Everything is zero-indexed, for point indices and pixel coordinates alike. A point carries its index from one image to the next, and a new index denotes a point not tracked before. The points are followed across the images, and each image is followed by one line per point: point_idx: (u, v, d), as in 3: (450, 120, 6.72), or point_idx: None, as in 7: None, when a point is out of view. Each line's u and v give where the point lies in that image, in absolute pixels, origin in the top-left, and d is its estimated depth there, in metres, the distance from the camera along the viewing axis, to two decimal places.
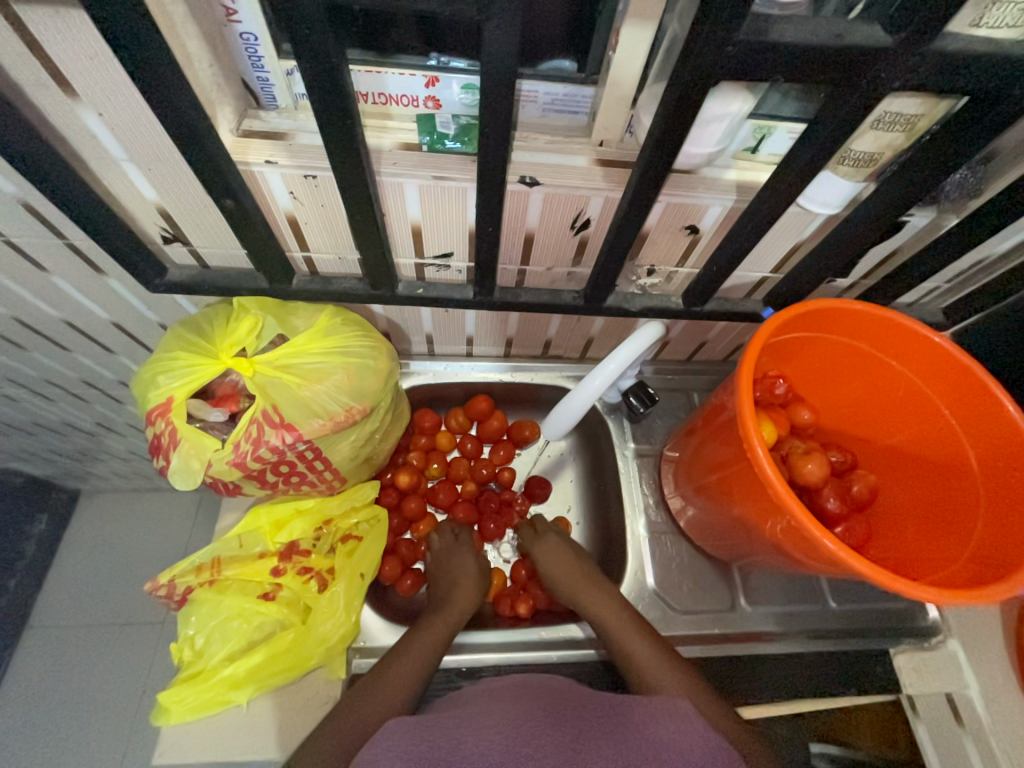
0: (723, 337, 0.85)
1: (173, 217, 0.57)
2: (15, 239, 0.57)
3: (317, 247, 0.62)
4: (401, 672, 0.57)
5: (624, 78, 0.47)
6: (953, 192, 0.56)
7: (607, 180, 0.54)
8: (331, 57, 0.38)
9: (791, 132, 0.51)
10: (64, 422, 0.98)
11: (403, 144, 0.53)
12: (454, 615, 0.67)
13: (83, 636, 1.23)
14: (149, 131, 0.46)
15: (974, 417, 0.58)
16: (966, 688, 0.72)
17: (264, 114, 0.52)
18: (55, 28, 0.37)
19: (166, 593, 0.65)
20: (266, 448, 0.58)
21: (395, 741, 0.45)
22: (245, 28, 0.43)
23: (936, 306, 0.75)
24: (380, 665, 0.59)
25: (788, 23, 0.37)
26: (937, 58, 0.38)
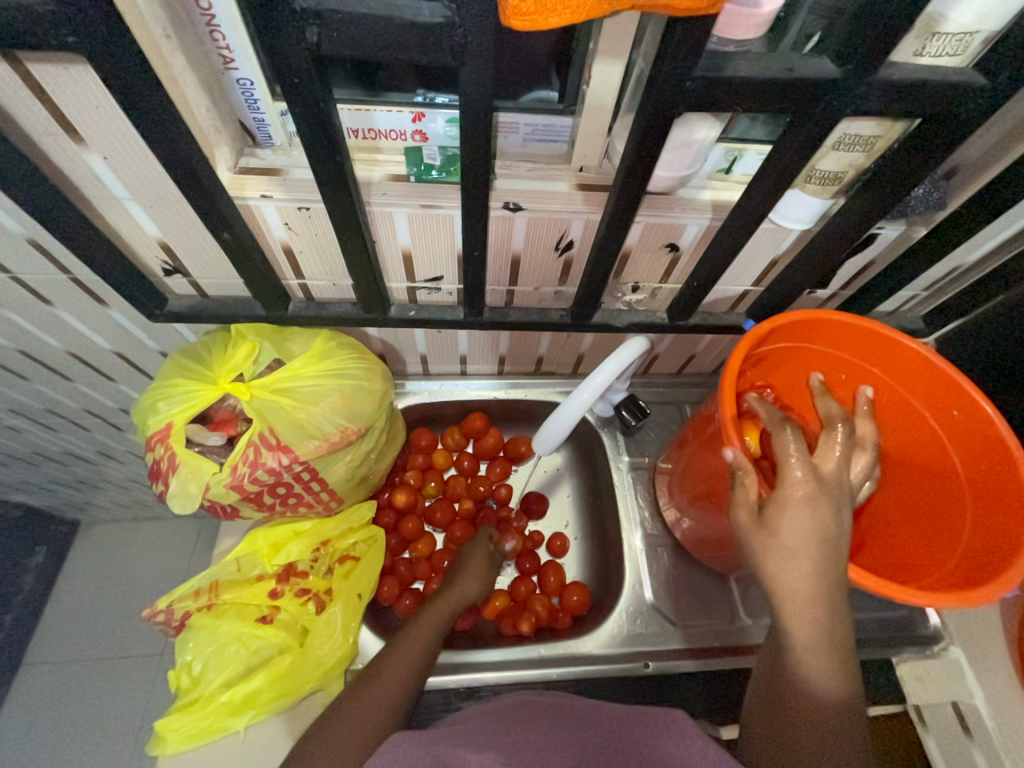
0: (710, 350, 0.87)
1: (173, 250, 0.59)
2: (22, 275, 0.60)
3: (312, 274, 0.65)
4: (393, 666, 0.59)
5: (598, 110, 0.50)
6: (919, 207, 0.58)
7: (588, 204, 0.57)
8: (320, 100, 0.40)
9: (759, 153, 0.54)
10: (65, 450, 1.00)
11: (391, 175, 0.56)
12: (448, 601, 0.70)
13: (81, 668, 1.22)
14: (150, 171, 0.49)
15: (955, 420, 0.59)
16: (972, 697, 0.71)
17: (260, 151, 0.55)
18: (64, 82, 0.40)
19: (164, 619, 0.65)
20: (263, 470, 0.59)
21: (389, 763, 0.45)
22: (241, 74, 0.46)
23: (915, 314, 0.77)
24: (376, 660, 0.60)
25: (743, 59, 0.40)
26: (885, 86, 0.41)
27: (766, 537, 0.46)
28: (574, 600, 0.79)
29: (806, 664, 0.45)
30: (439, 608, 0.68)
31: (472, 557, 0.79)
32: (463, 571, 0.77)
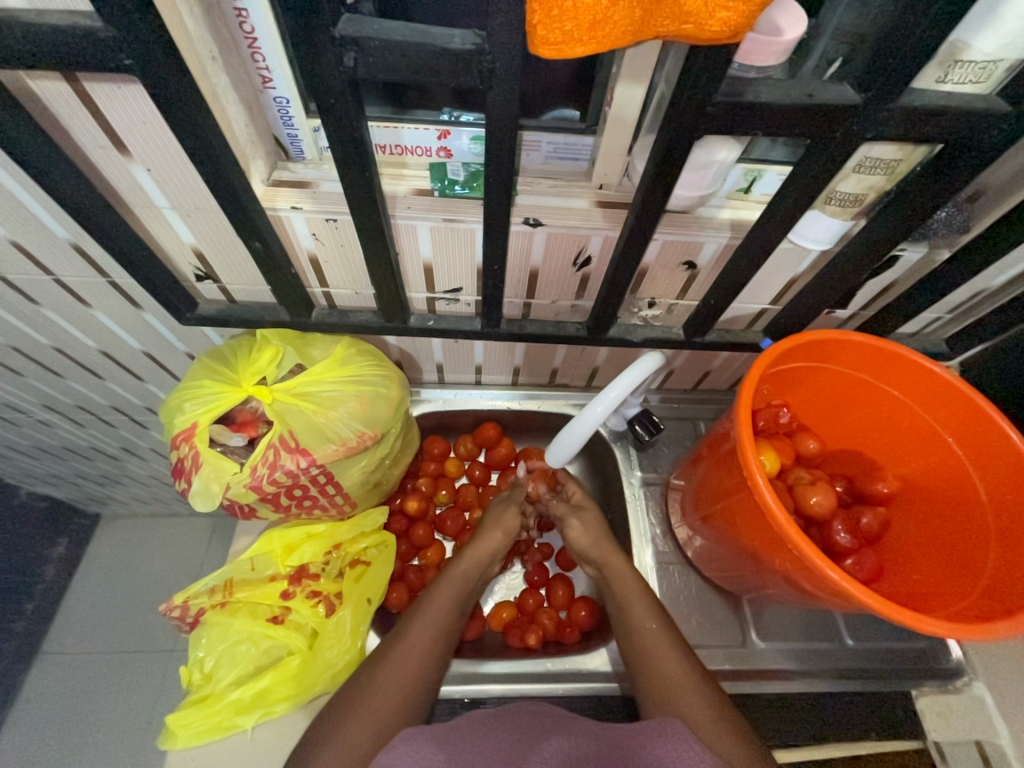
0: (726, 367, 0.87)
1: (206, 257, 0.62)
2: (64, 278, 0.63)
3: (335, 283, 0.67)
4: (407, 659, 0.58)
5: (619, 130, 0.51)
6: (943, 229, 0.57)
7: (606, 220, 0.58)
8: (353, 119, 0.42)
9: (780, 174, 0.55)
10: (92, 445, 1.03)
11: (416, 190, 0.58)
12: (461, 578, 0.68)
13: (94, 661, 1.24)
14: (190, 183, 0.51)
15: (979, 446, 0.58)
16: (997, 738, 0.69)
17: (292, 165, 0.57)
18: (117, 100, 0.43)
19: (179, 615, 0.66)
20: (281, 472, 0.61)
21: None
22: (279, 93, 0.49)
23: (939, 337, 0.76)
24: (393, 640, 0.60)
25: (764, 85, 0.41)
26: (906, 112, 0.41)
27: (599, 548, 0.72)
28: (583, 615, 0.78)
29: (667, 692, 0.57)
30: (450, 591, 0.66)
31: (491, 531, 0.75)
32: (476, 543, 0.73)
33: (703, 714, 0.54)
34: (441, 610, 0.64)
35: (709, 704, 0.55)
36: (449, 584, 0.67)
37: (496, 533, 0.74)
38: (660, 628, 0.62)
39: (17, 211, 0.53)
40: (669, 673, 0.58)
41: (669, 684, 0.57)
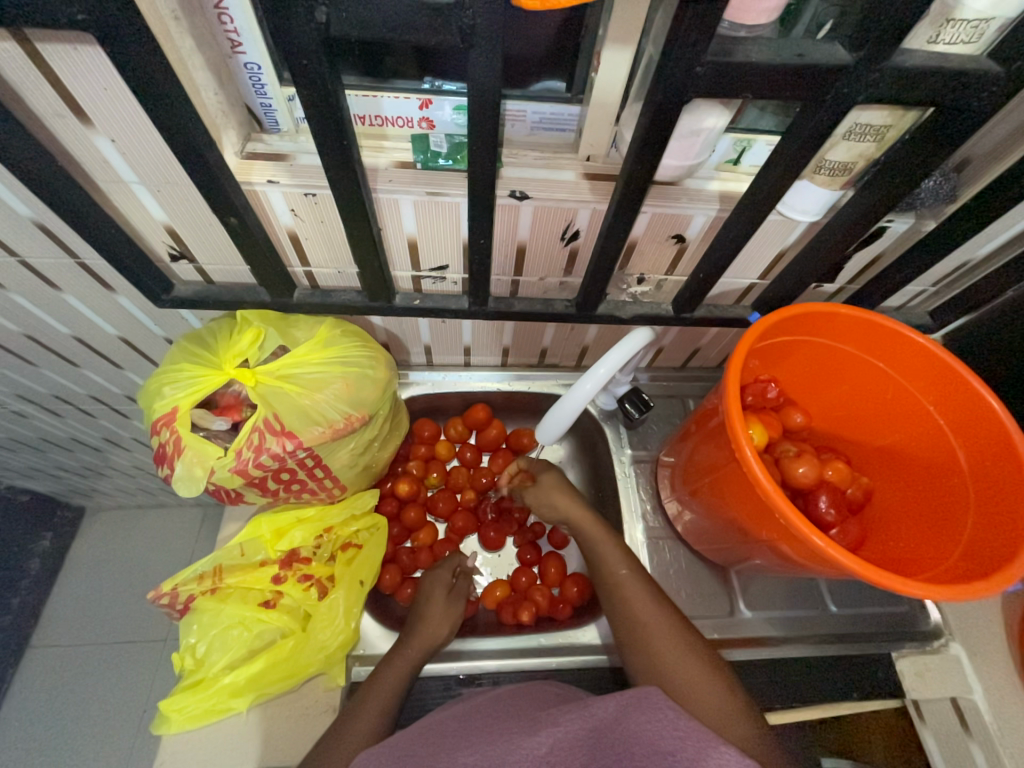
0: (715, 344, 0.87)
1: (180, 236, 0.60)
2: (29, 259, 0.60)
3: (317, 261, 0.65)
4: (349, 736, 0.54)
5: (606, 97, 0.49)
6: (929, 200, 0.58)
7: (595, 193, 0.57)
8: (328, 84, 0.40)
9: (768, 144, 0.54)
10: (71, 437, 1.00)
11: (398, 163, 0.56)
12: (403, 665, 0.62)
13: (87, 652, 1.23)
14: (158, 154, 0.49)
15: (959, 415, 0.59)
16: (971, 693, 0.71)
17: (267, 137, 0.55)
18: (73, 62, 0.40)
19: (169, 602, 0.66)
20: (267, 455, 0.59)
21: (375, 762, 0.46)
22: (249, 59, 0.46)
23: (924, 309, 0.77)
24: (344, 715, 0.57)
25: (754, 44, 0.40)
26: (897, 73, 0.40)
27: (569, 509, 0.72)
28: (575, 591, 0.79)
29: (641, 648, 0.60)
30: (387, 686, 0.60)
31: (438, 601, 0.70)
32: (427, 614, 0.68)
33: (678, 662, 0.57)
34: (375, 708, 0.57)
35: (681, 650, 0.58)
36: (391, 671, 0.61)
37: (444, 605, 0.69)
38: (636, 580, 0.64)
39: None
40: (648, 628, 0.60)
41: (649, 638, 0.60)
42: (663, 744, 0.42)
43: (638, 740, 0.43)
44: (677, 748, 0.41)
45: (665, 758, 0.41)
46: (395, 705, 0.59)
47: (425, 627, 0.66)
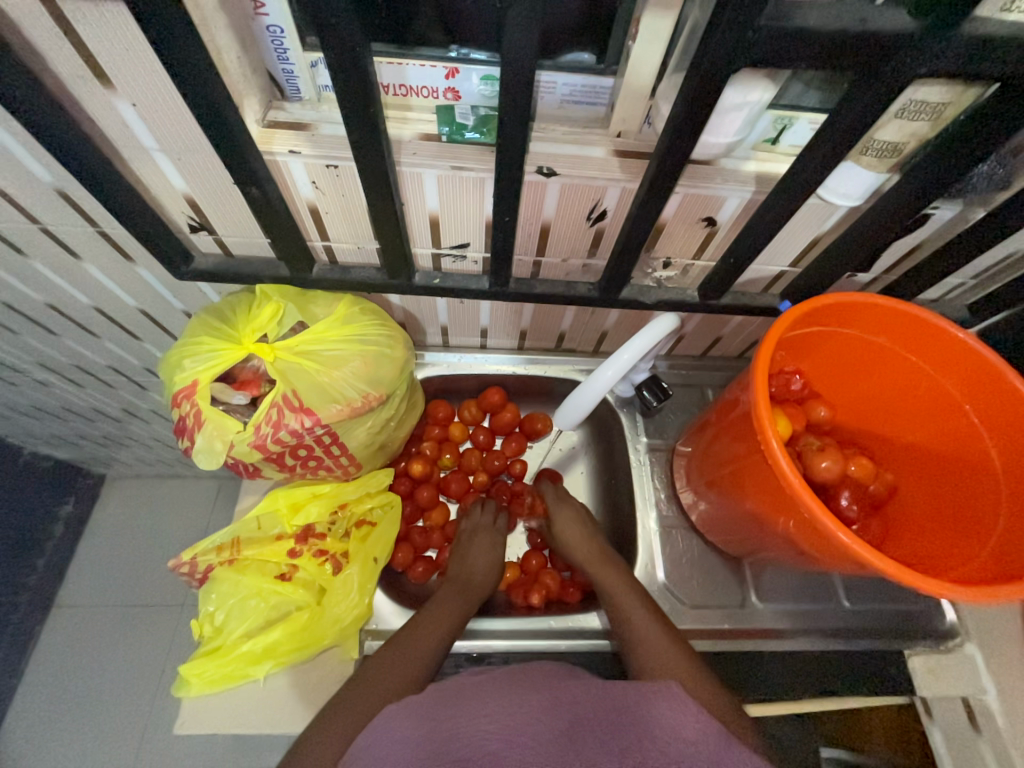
0: (739, 332, 0.85)
1: (200, 206, 0.59)
2: (51, 226, 0.60)
3: (337, 236, 0.64)
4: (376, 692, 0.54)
5: (644, 66, 0.47)
6: (981, 185, 0.54)
7: (625, 171, 0.55)
8: (356, 48, 0.39)
9: (811, 123, 0.50)
10: (92, 406, 1.02)
11: (423, 135, 0.54)
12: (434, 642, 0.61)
13: (108, 614, 1.28)
14: (180, 121, 0.47)
15: (997, 414, 0.57)
16: (983, 694, 0.71)
17: (288, 105, 0.53)
18: (94, 18, 0.39)
19: (188, 571, 0.67)
20: (285, 432, 0.59)
21: None
22: (273, 21, 0.44)
23: (962, 303, 0.74)
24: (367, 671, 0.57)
25: (812, 9, 0.37)
26: (966, 44, 0.37)
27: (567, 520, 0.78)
28: (586, 576, 0.79)
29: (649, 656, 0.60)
30: (425, 634, 0.62)
31: (472, 569, 0.75)
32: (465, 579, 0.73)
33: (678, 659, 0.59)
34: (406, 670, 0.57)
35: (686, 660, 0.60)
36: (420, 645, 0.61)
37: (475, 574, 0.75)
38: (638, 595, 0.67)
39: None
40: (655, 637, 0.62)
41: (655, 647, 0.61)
42: (685, 732, 0.45)
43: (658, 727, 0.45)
44: (698, 740, 0.44)
45: (687, 747, 0.44)
46: (437, 657, 0.60)
47: (461, 595, 0.70)
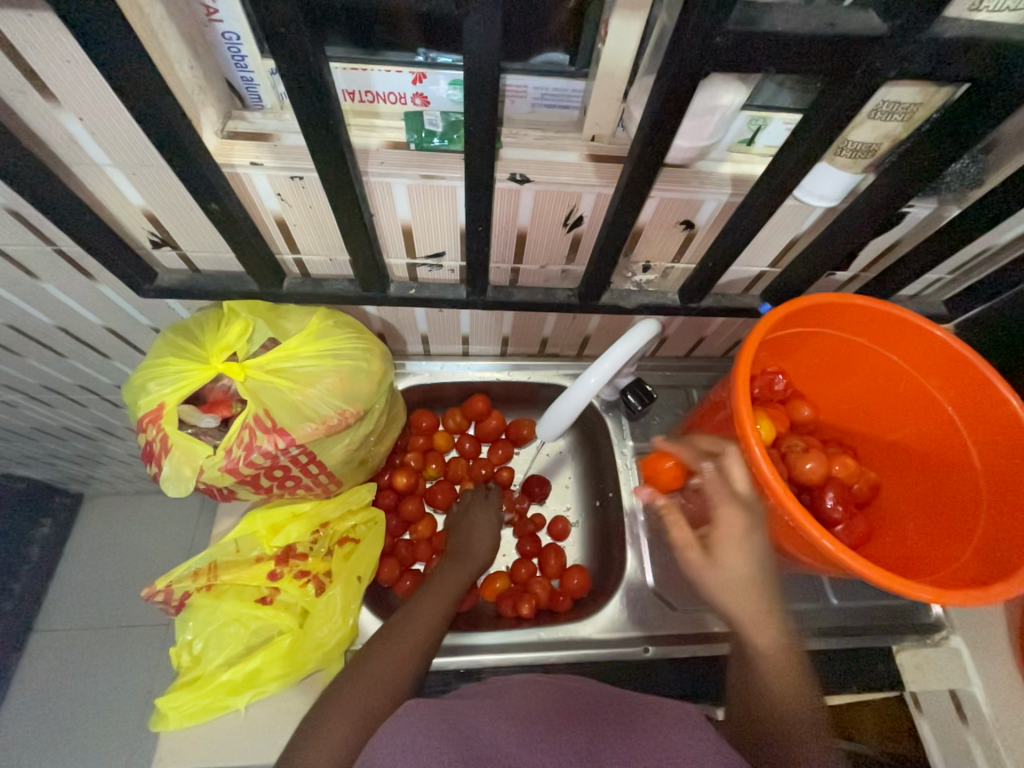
0: (721, 333, 0.84)
1: (161, 222, 0.56)
2: (3, 246, 0.57)
3: (307, 248, 0.62)
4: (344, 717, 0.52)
5: (614, 71, 0.46)
6: (954, 184, 0.55)
7: (599, 176, 0.54)
8: (311, 56, 0.37)
9: (786, 123, 0.50)
10: (63, 426, 0.99)
11: (390, 143, 0.52)
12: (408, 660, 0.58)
13: (89, 638, 1.24)
14: (132, 135, 0.45)
15: (976, 412, 0.57)
16: (969, 685, 0.72)
17: (249, 114, 0.51)
18: (28, 29, 0.37)
19: (164, 598, 0.65)
20: (259, 453, 0.58)
21: None
22: (227, 28, 0.42)
23: (939, 298, 0.74)
24: (339, 685, 0.56)
25: (780, 11, 0.36)
26: (936, 45, 0.37)
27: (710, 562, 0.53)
28: (575, 583, 0.79)
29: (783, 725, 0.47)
30: (411, 628, 0.61)
31: (460, 556, 0.74)
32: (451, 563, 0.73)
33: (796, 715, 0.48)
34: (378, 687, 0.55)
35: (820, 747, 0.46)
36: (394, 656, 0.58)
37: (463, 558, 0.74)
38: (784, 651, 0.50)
39: None
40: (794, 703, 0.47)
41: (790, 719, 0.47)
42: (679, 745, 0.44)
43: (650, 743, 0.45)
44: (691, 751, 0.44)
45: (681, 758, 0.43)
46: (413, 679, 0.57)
47: (447, 580, 0.70)
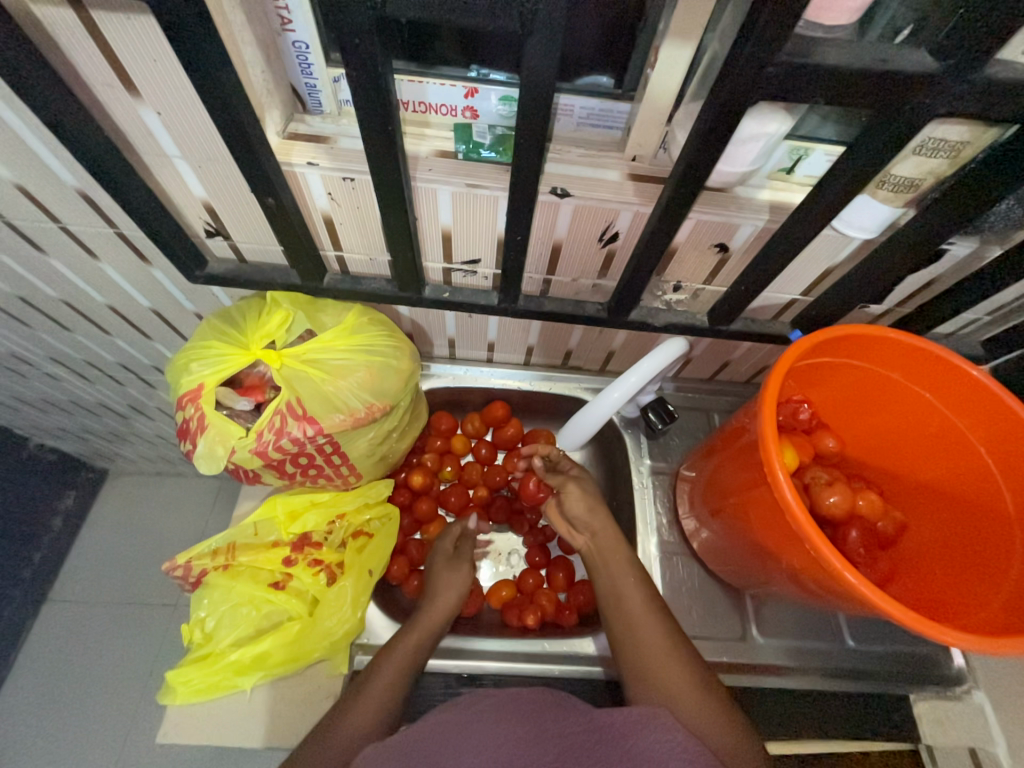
0: (748, 358, 0.84)
1: (216, 213, 0.59)
2: (70, 226, 0.61)
3: (350, 247, 0.64)
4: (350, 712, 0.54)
5: (660, 96, 0.47)
6: (998, 224, 0.54)
7: (638, 195, 0.55)
8: (378, 67, 0.39)
9: (828, 155, 0.50)
10: (99, 401, 1.03)
11: (439, 152, 0.54)
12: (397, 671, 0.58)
13: (101, 609, 1.27)
14: (202, 129, 0.48)
15: (1010, 455, 0.55)
16: (991, 744, 0.69)
17: (310, 118, 0.54)
18: (124, 30, 0.40)
19: (182, 574, 0.66)
20: (287, 439, 0.59)
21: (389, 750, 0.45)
22: (298, 38, 0.45)
23: (976, 338, 0.73)
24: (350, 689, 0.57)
25: (831, 46, 0.37)
26: (987, 86, 0.37)
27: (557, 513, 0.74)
28: (583, 598, 0.78)
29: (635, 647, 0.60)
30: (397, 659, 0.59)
31: (388, 665, 0.59)
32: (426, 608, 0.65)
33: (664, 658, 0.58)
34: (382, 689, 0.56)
35: (673, 655, 0.58)
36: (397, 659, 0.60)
37: (394, 667, 0.59)
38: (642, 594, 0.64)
39: (23, 153, 0.51)
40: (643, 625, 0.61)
41: (644, 637, 0.60)
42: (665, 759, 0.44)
43: (638, 750, 0.45)
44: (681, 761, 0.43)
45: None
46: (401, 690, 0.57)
47: (361, 711, 0.54)
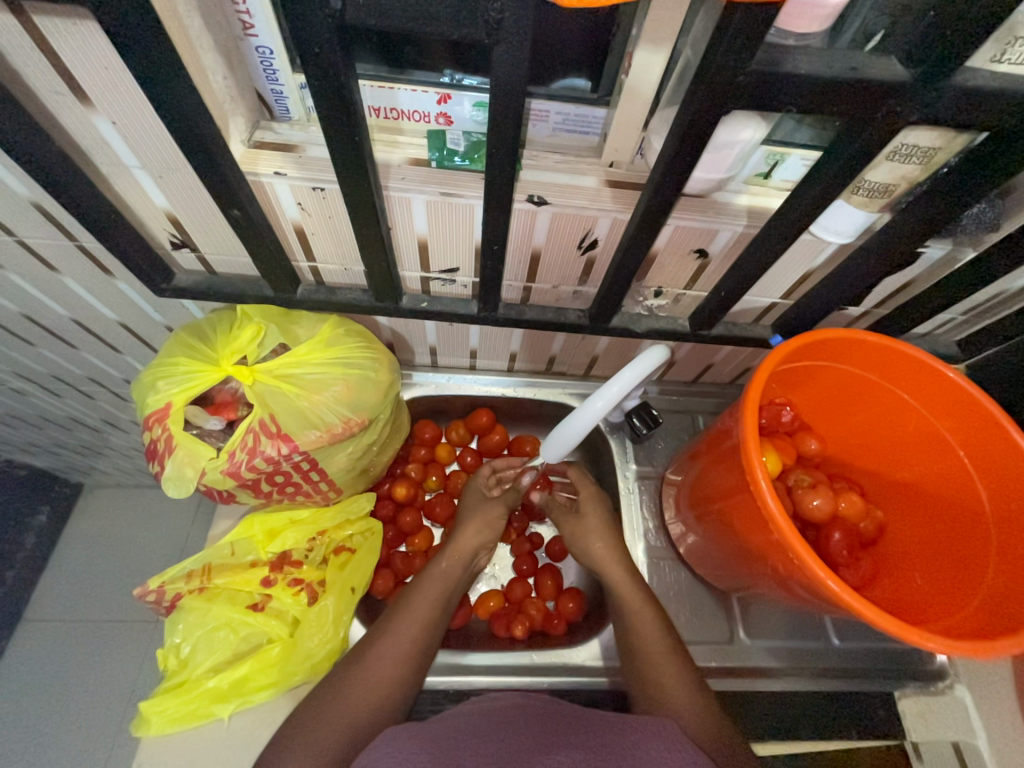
0: (731, 360, 0.84)
1: (182, 224, 0.57)
2: (25, 239, 0.58)
3: (324, 257, 0.63)
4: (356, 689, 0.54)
5: (635, 103, 0.46)
6: (971, 225, 0.54)
7: (616, 202, 0.54)
8: (341, 75, 0.38)
9: (804, 159, 0.50)
10: (69, 416, 0.99)
11: (412, 159, 0.53)
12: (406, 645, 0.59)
13: (77, 630, 1.23)
14: (160, 139, 0.46)
15: (986, 457, 0.56)
16: (973, 738, 0.70)
17: (277, 125, 0.52)
18: (70, 37, 0.38)
19: (155, 599, 0.64)
20: (261, 458, 0.58)
21: (401, 743, 0.45)
22: (261, 42, 0.43)
23: (951, 338, 0.74)
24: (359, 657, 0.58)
25: (803, 54, 0.37)
26: (957, 94, 0.37)
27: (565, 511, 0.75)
28: (571, 606, 0.77)
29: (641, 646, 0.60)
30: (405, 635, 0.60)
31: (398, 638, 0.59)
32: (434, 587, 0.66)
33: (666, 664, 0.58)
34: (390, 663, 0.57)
35: (676, 662, 0.58)
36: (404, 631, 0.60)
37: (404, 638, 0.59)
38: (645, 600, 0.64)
39: None
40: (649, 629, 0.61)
41: (648, 640, 0.60)
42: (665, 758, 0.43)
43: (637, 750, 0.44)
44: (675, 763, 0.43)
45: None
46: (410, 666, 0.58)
47: (366, 693, 0.54)
